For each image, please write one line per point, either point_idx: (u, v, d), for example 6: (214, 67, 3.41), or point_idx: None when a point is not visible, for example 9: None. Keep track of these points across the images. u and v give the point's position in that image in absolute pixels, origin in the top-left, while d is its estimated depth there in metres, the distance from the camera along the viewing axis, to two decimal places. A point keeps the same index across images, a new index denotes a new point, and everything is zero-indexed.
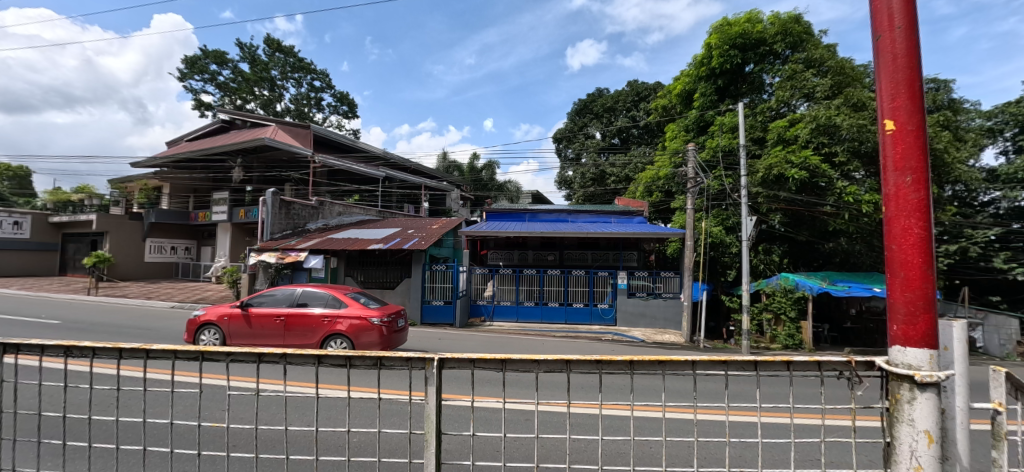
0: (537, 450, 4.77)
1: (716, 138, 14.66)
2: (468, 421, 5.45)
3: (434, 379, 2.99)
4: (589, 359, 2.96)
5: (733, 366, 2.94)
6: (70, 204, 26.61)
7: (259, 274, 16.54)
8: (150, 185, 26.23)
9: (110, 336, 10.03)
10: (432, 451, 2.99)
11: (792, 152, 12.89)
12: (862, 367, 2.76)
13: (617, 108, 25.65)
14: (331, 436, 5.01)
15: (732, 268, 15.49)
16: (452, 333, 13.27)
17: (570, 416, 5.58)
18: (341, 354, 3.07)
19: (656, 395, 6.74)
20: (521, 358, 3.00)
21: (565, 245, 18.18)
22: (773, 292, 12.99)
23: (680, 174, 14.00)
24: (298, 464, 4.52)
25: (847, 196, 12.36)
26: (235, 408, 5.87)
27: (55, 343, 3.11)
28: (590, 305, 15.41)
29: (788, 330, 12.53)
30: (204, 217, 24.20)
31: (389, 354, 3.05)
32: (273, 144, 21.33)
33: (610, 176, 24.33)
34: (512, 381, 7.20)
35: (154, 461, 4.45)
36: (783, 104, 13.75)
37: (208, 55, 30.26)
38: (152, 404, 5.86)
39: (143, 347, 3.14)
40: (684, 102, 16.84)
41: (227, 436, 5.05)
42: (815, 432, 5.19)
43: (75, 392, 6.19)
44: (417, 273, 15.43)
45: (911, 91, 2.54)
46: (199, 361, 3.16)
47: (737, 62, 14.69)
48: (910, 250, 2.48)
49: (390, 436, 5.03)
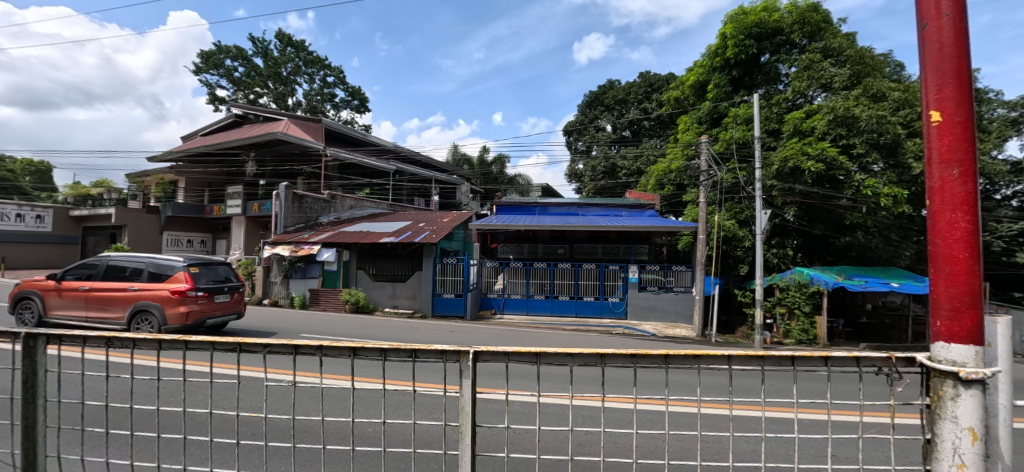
0: (570, 443, 4.78)
1: (731, 130, 14.31)
2: (503, 414, 5.48)
3: (470, 372, 2.96)
4: (623, 353, 2.90)
5: (771, 361, 2.82)
6: (90, 198, 26.96)
7: (273, 267, 16.62)
8: (166, 179, 26.62)
9: None
10: (467, 444, 2.96)
11: (809, 144, 12.50)
12: (902, 363, 2.67)
13: (628, 100, 25.30)
14: (364, 427, 5.11)
15: (744, 263, 15.02)
16: (464, 325, 13.26)
17: (605, 410, 5.59)
18: (376, 346, 3.04)
19: (693, 390, 6.69)
20: (556, 352, 2.95)
21: (575, 239, 18.25)
22: (787, 287, 12.59)
23: (693, 166, 13.72)
24: (332, 454, 4.59)
25: (865, 189, 12.00)
26: (272, 401, 5.95)
27: (97, 333, 3.15)
28: (600, 298, 15.38)
29: (801, 325, 12.21)
30: (220, 211, 24.31)
31: (425, 347, 3.04)
32: (285, 138, 21.37)
33: (621, 169, 24.25)
34: (546, 375, 7.24)
35: (194, 451, 4.59)
36: (799, 95, 13.40)
37: (222, 50, 30.45)
38: (193, 396, 6.03)
39: (182, 339, 3.16)
40: (697, 93, 16.54)
41: (265, 426, 5.20)
42: (853, 429, 5.11)
43: (116, 382, 6.38)
44: (429, 265, 15.44)
45: (959, 81, 2.41)
46: (236, 352, 3.15)
47: (752, 53, 14.38)
48: (955, 245, 2.37)
49: (426, 428, 5.12)
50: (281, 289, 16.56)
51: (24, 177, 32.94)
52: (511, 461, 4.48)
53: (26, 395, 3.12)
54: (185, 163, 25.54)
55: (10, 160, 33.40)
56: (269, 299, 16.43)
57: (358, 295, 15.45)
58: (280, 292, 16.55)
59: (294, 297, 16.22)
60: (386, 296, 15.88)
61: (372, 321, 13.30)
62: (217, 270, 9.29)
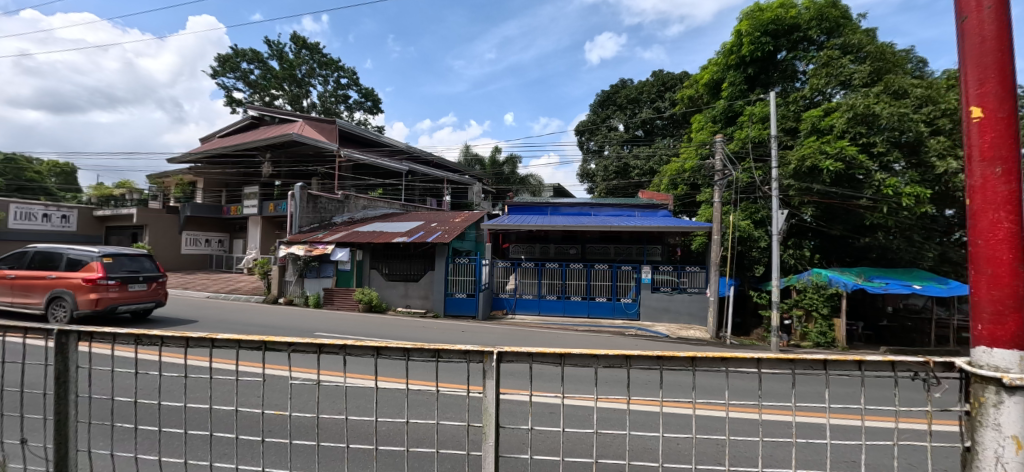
0: (595, 446, 4.74)
1: (746, 129, 14.10)
2: (527, 415, 5.45)
3: (493, 372, 2.97)
4: (650, 355, 2.86)
5: (802, 364, 2.79)
6: (113, 199, 27.41)
7: (288, 266, 16.72)
8: (185, 180, 26.98)
9: (155, 324, 10.31)
10: (490, 445, 2.95)
11: (828, 142, 12.25)
12: (939, 368, 2.59)
13: (641, 99, 25.08)
14: (388, 427, 5.15)
15: (760, 264, 14.78)
16: (476, 325, 13.23)
17: (630, 413, 5.51)
18: (399, 346, 3.02)
19: (721, 393, 6.55)
20: (581, 352, 2.93)
21: (587, 239, 18.12)
22: (805, 288, 12.34)
23: (707, 165, 13.54)
24: (355, 453, 4.65)
25: (886, 188, 11.75)
26: (296, 400, 5.98)
27: (127, 331, 3.13)
28: (613, 299, 15.22)
29: (819, 328, 11.96)
30: (237, 211, 24.47)
31: (448, 347, 3.04)
32: (300, 140, 21.47)
33: (634, 169, 24.07)
34: (570, 376, 7.18)
35: (220, 447, 4.67)
36: (817, 92, 13.14)
37: (239, 53, 30.71)
38: (219, 393, 6.11)
39: (208, 337, 3.18)
40: (711, 92, 16.33)
41: (289, 424, 5.25)
42: (889, 436, 4.94)
43: (145, 380, 6.49)
44: (441, 266, 15.42)
45: (1002, 75, 2.28)
46: (262, 350, 3.15)
47: (769, 50, 14.13)
48: (997, 246, 2.24)
49: (448, 427, 5.14)
50: (296, 288, 16.60)
51: (51, 178, 33.67)
52: (539, 463, 4.49)
53: (58, 390, 3.11)
54: (204, 165, 25.83)
55: (38, 162, 34.19)
56: (285, 298, 16.49)
57: (371, 295, 15.48)
58: (295, 292, 16.60)
59: (308, 295, 16.27)
60: (398, 295, 15.88)
61: (386, 320, 13.31)
62: (134, 259, 9.89)
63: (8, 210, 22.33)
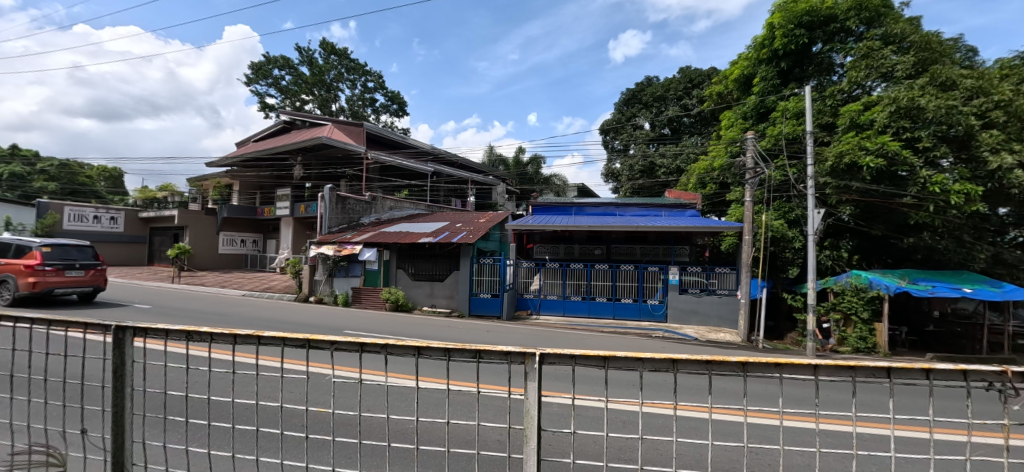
0: (641, 451, 4.62)
1: (779, 125, 13.60)
2: (568, 418, 5.33)
3: (535, 375, 3.01)
4: (698, 359, 2.94)
5: (862, 371, 2.82)
6: (156, 201, 28.20)
7: (318, 266, 16.81)
8: (223, 183, 27.62)
9: (200, 322, 10.55)
10: (533, 448, 3.01)
11: (868, 138, 11.75)
12: (1017, 378, 2.66)
13: (667, 97, 24.62)
14: (430, 427, 5.17)
15: (794, 265, 14.30)
16: (501, 325, 13.12)
17: (678, 419, 5.36)
18: (440, 346, 3.14)
19: (774, 401, 6.23)
20: (626, 355, 2.99)
21: (612, 239, 17.82)
22: (843, 291, 11.86)
23: (736, 163, 13.08)
24: (398, 452, 4.71)
25: (933, 185, 11.15)
26: (340, 397, 6.04)
27: (179, 328, 3.31)
28: (639, 300, 14.87)
29: (858, 332, 11.45)
30: (271, 212, 24.79)
31: (489, 348, 3.07)
32: (330, 143, 21.62)
33: (660, 168, 23.63)
34: (614, 380, 6.96)
35: (269, 442, 4.81)
36: (856, 85, 12.62)
37: (271, 60, 31.18)
38: (267, 388, 6.25)
39: (255, 334, 3.21)
40: (741, 87, 15.86)
41: (332, 421, 5.31)
42: (960, 450, 4.63)
43: (197, 374, 6.68)
44: (466, 265, 15.31)
45: None
46: (305, 348, 3.26)
47: (803, 42, 13.63)
48: None
49: (489, 430, 5.11)
50: (325, 287, 16.64)
51: (101, 182, 35.03)
52: (580, 468, 4.43)
53: (116, 383, 3.23)
54: (239, 168, 26.35)
55: (88, 167, 35.59)
56: (315, 296, 16.57)
57: (398, 295, 15.45)
58: (324, 290, 16.65)
59: (337, 294, 16.33)
60: (424, 295, 15.83)
61: (415, 319, 13.31)
62: (73, 249, 11.47)
63: (60, 211, 24.18)
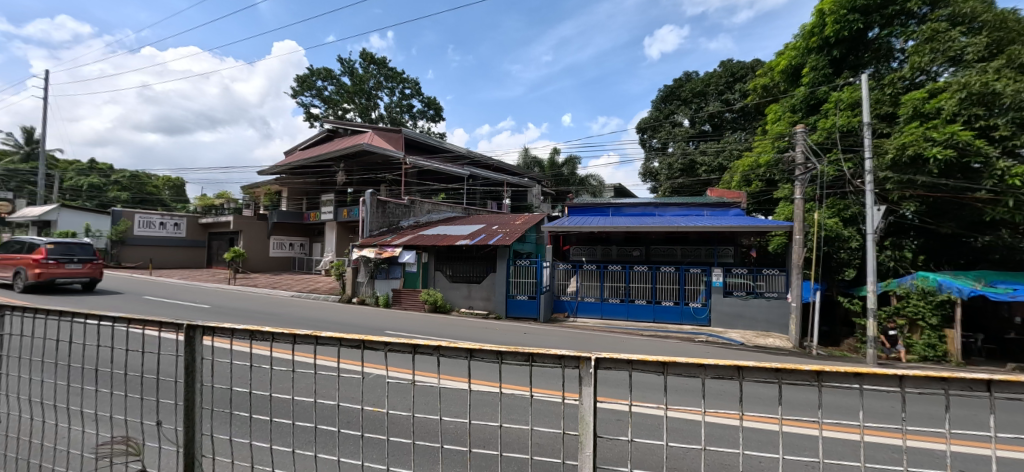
0: (704, 464, 4.29)
1: (832, 117, 12.85)
2: (625, 424, 5.02)
3: (591, 379, 2.67)
4: (766, 366, 2.59)
5: (956, 384, 2.46)
6: (214, 208, 29.16)
7: (361, 268, 16.87)
8: (273, 190, 28.37)
9: (258, 321, 10.69)
10: (588, 456, 2.69)
11: (934, 127, 10.91)
12: None
13: (707, 92, 23.81)
14: (481, 429, 4.98)
15: (850, 266, 13.42)
16: (538, 328, 12.82)
17: (743, 430, 4.96)
18: (491, 349, 2.83)
19: (854, 414, 5.69)
20: (687, 361, 2.66)
21: (651, 240, 17.28)
22: (907, 294, 11.06)
23: (784, 158, 12.34)
24: (450, 454, 4.54)
25: (1012, 177, 10.29)
26: (393, 397, 5.89)
27: (242, 326, 3.11)
28: (680, 303, 14.28)
29: (926, 338, 10.66)
30: (316, 217, 25.19)
31: (542, 351, 2.76)
32: (371, 149, 21.79)
33: (701, 166, 22.83)
34: (674, 388, 6.56)
35: (326, 439, 4.73)
36: (919, 72, 11.78)
37: (314, 72, 31.80)
38: (324, 386, 6.19)
39: (313, 334, 2.98)
40: (789, 79, 15.12)
41: (386, 421, 5.16)
42: None
43: (260, 370, 6.70)
44: (502, 268, 15.08)
45: None
46: (360, 349, 3.01)
47: (858, 28, 12.82)
48: None
49: (542, 433, 4.90)
50: (367, 289, 16.74)
51: (166, 191, 36.72)
52: None
53: (187, 379, 3.04)
54: (288, 176, 26.97)
55: (154, 177, 37.42)
56: (358, 297, 16.68)
57: (436, 296, 15.37)
58: (366, 292, 16.74)
59: (378, 296, 16.39)
60: (461, 297, 15.65)
61: (450, 320, 13.11)
62: (77, 248, 13.04)
63: (132, 218, 25.45)
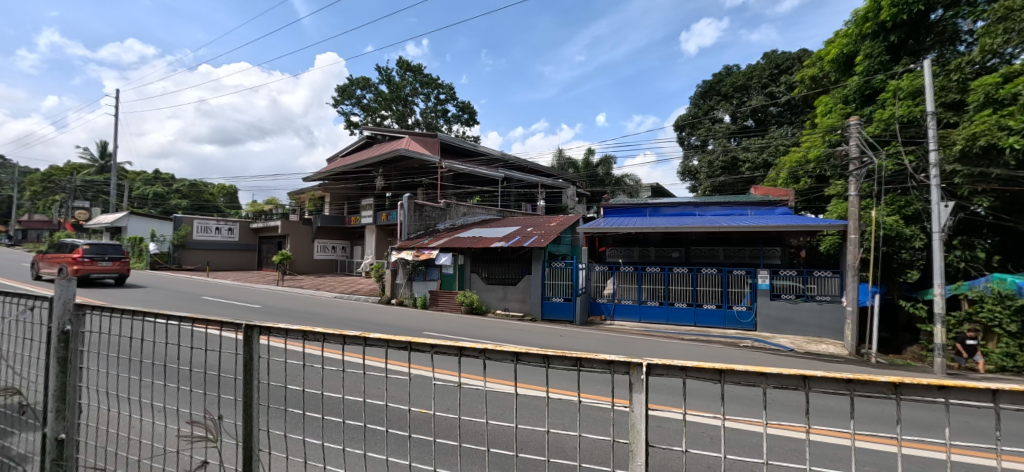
0: None
1: (890, 107, 12.01)
2: (679, 434, 4.62)
3: (642, 387, 2.30)
4: (837, 377, 2.17)
5: None
6: (263, 213, 29.79)
7: (399, 270, 16.84)
8: (317, 196, 28.84)
9: (305, 321, 10.68)
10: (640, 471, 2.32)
11: (1008, 115, 9.96)
12: None
13: (750, 86, 22.94)
14: (527, 432, 4.68)
15: (915, 267, 12.63)
16: (575, 330, 12.42)
17: (812, 444, 4.49)
18: (538, 352, 2.50)
19: (938, 431, 5.11)
20: (746, 368, 2.26)
21: (691, 241, 16.62)
22: (981, 298, 10.25)
23: (836, 153, 11.58)
24: (493, 458, 4.22)
25: None
26: (439, 398, 5.65)
27: (295, 326, 2.84)
28: (723, 306, 13.64)
29: (1004, 344, 9.79)
30: (357, 220, 25.40)
31: (588, 355, 2.41)
32: (407, 155, 21.80)
33: (743, 163, 21.95)
34: (730, 397, 6.09)
35: (374, 439, 4.51)
36: (991, 55, 10.84)
37: (353, 82, 32.23)
38: (372, 386, 6.02)
39: (362, 334, 2.73)
40: (841, 68, 14.28)
41: (433, 423, 4.92)
42: None
43: (311, 370, 6.58)
44: (537, 269, 14.72)
45: None
46: (407, 352, 2.70)
47: (917, 11, 11.92)
48: None
49: (592, 441, 4.55)
50: (405, 289, 16.65)
51: (220, 198, 37.96)
52: None
53: (246, 377, 2.80)
54: (329, 182, 27.36)
55: (210, 186, 38.84)
56: (396, 299, 16.65)
57: (472, 298, 15.17)
58: (404, 293, 16.66)
59: (416, 298, 16.29)
60: (497, 299, 15.38)
61: (486, 322, 12.85)
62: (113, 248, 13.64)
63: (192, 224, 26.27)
